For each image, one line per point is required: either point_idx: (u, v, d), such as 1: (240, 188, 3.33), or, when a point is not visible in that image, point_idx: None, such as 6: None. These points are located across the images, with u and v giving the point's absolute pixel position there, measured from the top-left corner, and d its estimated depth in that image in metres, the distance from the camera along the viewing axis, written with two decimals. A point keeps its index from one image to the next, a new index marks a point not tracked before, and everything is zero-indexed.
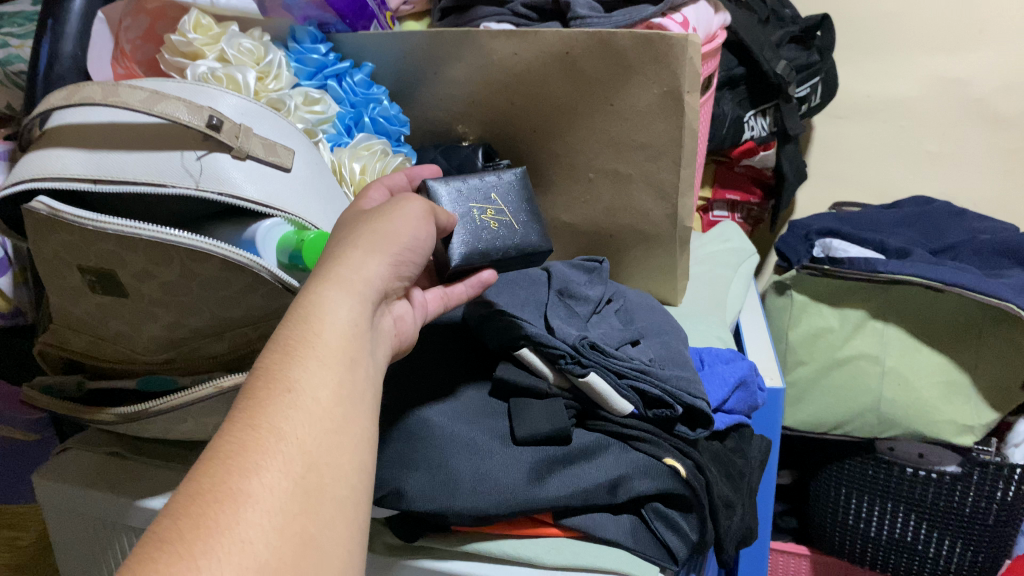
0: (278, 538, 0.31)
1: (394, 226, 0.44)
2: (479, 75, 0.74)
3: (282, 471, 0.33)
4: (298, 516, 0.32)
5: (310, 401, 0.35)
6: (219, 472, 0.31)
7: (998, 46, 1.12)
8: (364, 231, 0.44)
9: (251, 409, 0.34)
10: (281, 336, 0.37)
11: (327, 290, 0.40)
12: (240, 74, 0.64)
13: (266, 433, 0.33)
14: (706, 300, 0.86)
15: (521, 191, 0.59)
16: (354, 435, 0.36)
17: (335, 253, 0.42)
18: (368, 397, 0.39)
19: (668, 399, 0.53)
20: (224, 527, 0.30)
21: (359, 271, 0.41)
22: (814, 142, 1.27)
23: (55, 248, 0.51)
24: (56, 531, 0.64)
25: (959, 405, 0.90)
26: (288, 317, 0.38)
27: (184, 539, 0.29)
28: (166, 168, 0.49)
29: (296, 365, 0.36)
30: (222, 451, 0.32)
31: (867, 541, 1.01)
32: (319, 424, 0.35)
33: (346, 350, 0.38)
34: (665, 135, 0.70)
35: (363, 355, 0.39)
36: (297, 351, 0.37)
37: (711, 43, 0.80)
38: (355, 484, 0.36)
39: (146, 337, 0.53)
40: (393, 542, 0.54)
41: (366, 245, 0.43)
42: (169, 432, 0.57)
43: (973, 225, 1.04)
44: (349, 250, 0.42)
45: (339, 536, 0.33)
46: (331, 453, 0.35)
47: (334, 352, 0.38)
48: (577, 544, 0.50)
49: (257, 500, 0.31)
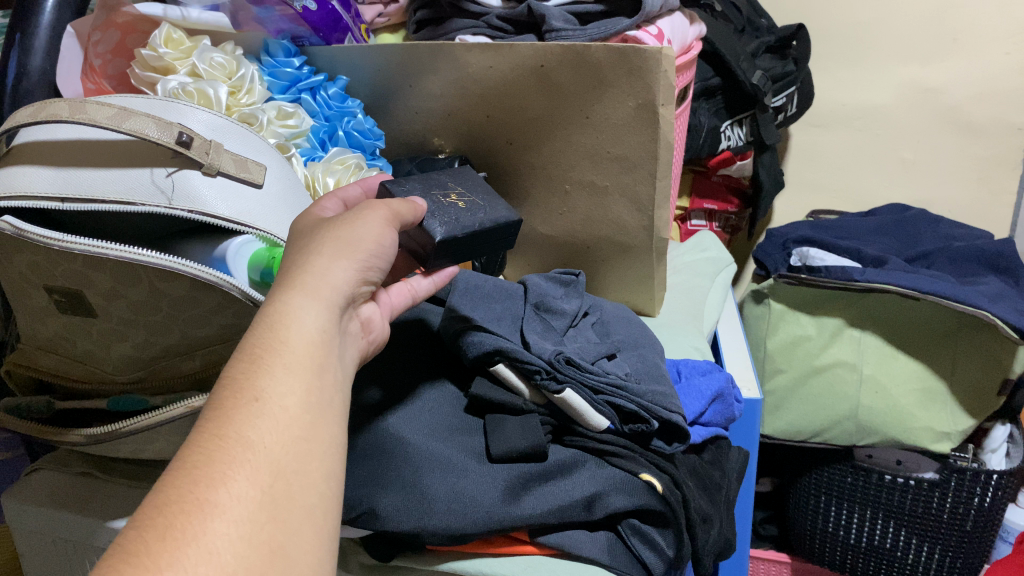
0: (246, 547, 0.30)
1: (357, 232, 0.44)
2: (454, 88, 0.74)
3: (250, 480, 0.32)
4: (266, 525, 0.31)
5: (277, 409, 0.35)
6: (185, 483, 0.31)
7: (971, 55, 1.13)
8: (326, 239, 0.43)
9: (216, 419, 0.33)
10: (246, 346, 0.37)
11: (293, 298, 0.39)
12: (211, 89, 0.63)
13: (232, 443, 0.33)
14: (684, 310, 0.86)
15: (475, 184, 0.61)
16: (324, 441, 0.36)
17: (298, 262, 0.42)
18: (337, 403, 0.38)
19: (643, 414, 0.53)
20: (191, 538, 0.29)
21: (326, 279, 0.41)
22: (791, 150, 1.28)
23: (21, 268, 0.50)
24: (25, 554, 0.63)
25: (935, 412, 0.91)
26: (254, 326, 0.38)
27: (149, 551, 0.28)
28: (135, 185, 0.49)
29: (263, 374, 0.35)
30: (186, 463, 0.32)
31: (847, 548, 1.02)
32: (288, 432, 0.34)
33: (313, 356, 0.38)
34: (641, 147, 0.70)
35: (332, 362, 0.39)
36: (263, 360, 0.36)
37: (686, 54, 0.80)
38: (325, 491, 0.35)
39: (115, 356, 0.52)
40: (367, 561, 0.54)
41: (330, 253, 0.42)
42: (140, 452, 0.57)
43: (948, 234, 1.04)
44: (313, 258, 0.42)
45: (308, 543, 0.33)
46: (299, 461, 0.34)
47: (301, 359, 0.37)
48: (554, 562, 0.50)
49: (224, 511, 0.30)
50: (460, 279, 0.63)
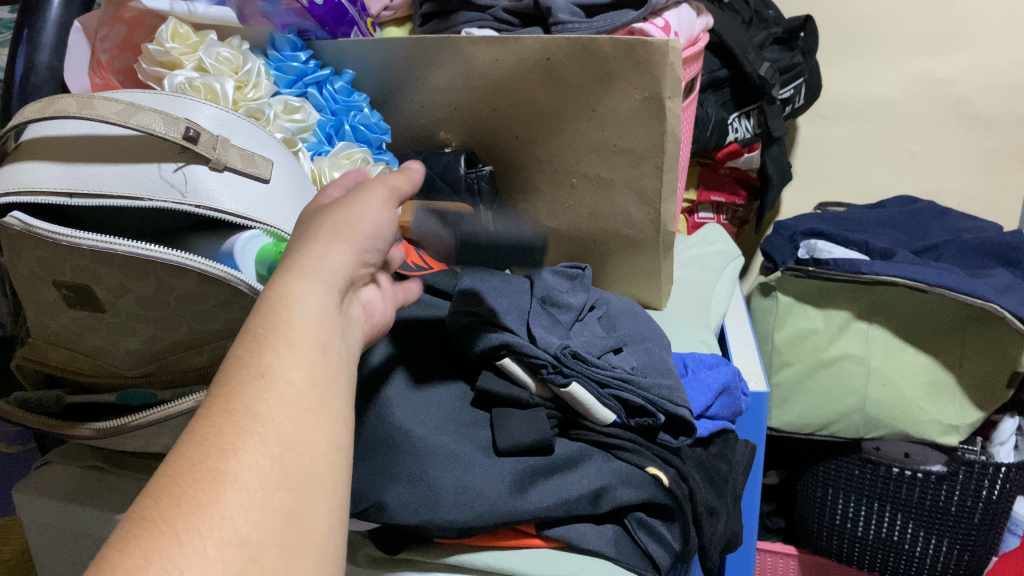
0: (260, 515, 0.30)
1: (355, 210, 0.44)
2: (460, 82, 0.74)
3: (260, 451, 0.32)
4: (277, 494, 0.31)
5: (284, 383, 0.35)
6: (196, 455, 0.31)
7: (981, 46, 1.12)
8: (327, 218, 0.43)
9: (224, 393, 0.33)
10: (251, 324, 0.37)
11: (296, 278, 0.39)
12: (218, 84, 0.63)
13: (241, 416, 0.33)
14: (691, 304, 0.86)
15: None
16: (332, 413, 0.36)
17: (300, 242, 0.42)
18: (344, 378, 0.38)
19: (650, 407, 0.53)
20: (204, 506, 0.29)
21: (328, 258, 0.41)
22: (799, 142, 1.28)
23: (30, 264, 0.50)
24: (36, 547, 0.63)
25: (943, 406, 0.91)
26: (257, 307, 0.38)
27: (163, 520, 0.28)
28: (144, 181, 0.49)
29: (268, 351, 0.35)
30: (196, 436, 0.32)
31: (854, 541, 1.02)
32: (296, 404, 0.34)
33: (318, 333, 0.38)
34: (647, 141, 0.70)
35: (337, 338, 0.39)
36: (269, 336, 0.36)
37: (693, 46, 0.80)
38: (334, 462, 0.35)
39: (124, 351, 0.53)
40: (375, 554, 0.54)
41: (330, 230, 0.42)
42: (149, 446, 0.57)
43: (956, 226, 1.04)
44: (314, 237, 0.42)
45: (319, 511, 0.33)
46: (308, 432, 0.34)
47: (306, 335, 0.37)
48: (560, 555, 0.50)
49: (235, 480, 0.30)
50: (466, 276, 0.63)
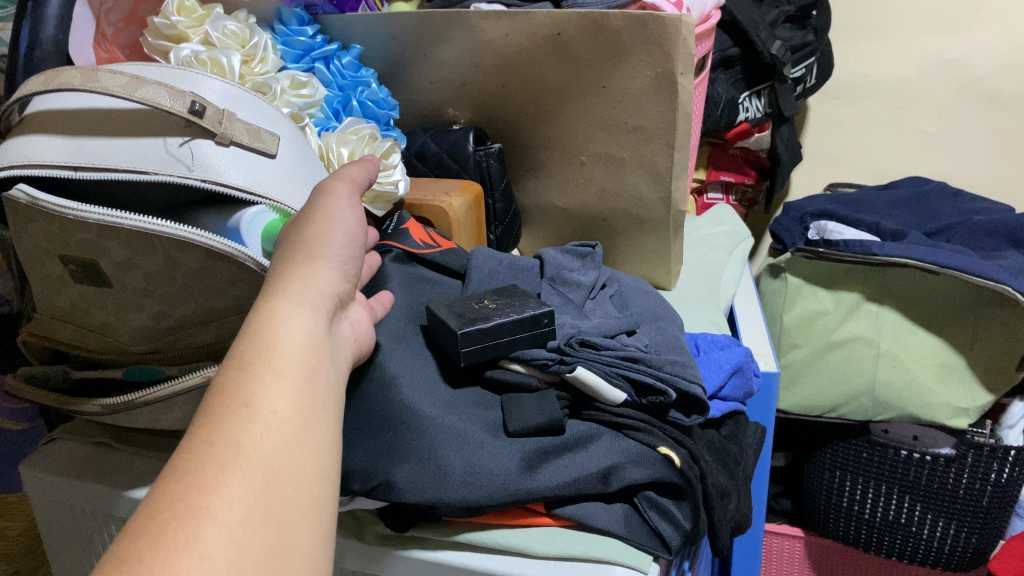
0: (241, 549, 0.30)
1: (333, 232, 0.44)
2: (468, 58, 0.73)
3: (243, 485, 0.32)
4: (260, 528, 0.31)
5: (268, 413, 0.34)
6: (177, 489, 0.30)
7: (995, 25, 1.10)
8: (307, 243, 0.43)
9: (206, 426, 0.33)
10: (235, 353, 0.37)
11: (280, 305, 0.39)
12: (225, 57, 0.61)
13: (223, 448, 0.32)
14: (700, 284, 0.85)
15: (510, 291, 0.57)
16: (317, 441, 0.36)
17: (282, 269, 0.42)
18: (329, 405, 0.38)
19: (660, 385, 0.52)
20: (184, 543, 0.29)
21: (309, 285, 0.41)
22: (809, 123, 1.26)
23: (36, 237, 0.50)
24: (44, 524, 0.63)
25: (954, 388, 0.89)
26: (241, 334, 0.38)
27: (143, 558, 0.28)
28: (148, 154, 0.48)
29: (252, 380, 0.35)
30: (178, 471, 0.31)
31: (861, 523, 1.01)
32: (279, 435, 0.34)
33: (303, 358, 0.38)
34: (659, 118, 0.69)
35: (323, 364, 0.39)
36: (253, 365, 0.36)
37: (705, 23, 0.79)
38: (319, 491, 0.35)
39: (130, 327, 0.52)
40: (384, 532, 0.53)
41: (310, 257, 0.42)
42: (156, 423, 0.57)
43: (969, 207, 1.03)
44: (296, 263, 0.42)
45: (303, 544, 0.33)
46: (292, 462, 0.34)
47: (290, 363, 0.37)
48: (571, 534, 0.50)
49: (216, 516, 0.30)
50: (473, 263, 0.63)
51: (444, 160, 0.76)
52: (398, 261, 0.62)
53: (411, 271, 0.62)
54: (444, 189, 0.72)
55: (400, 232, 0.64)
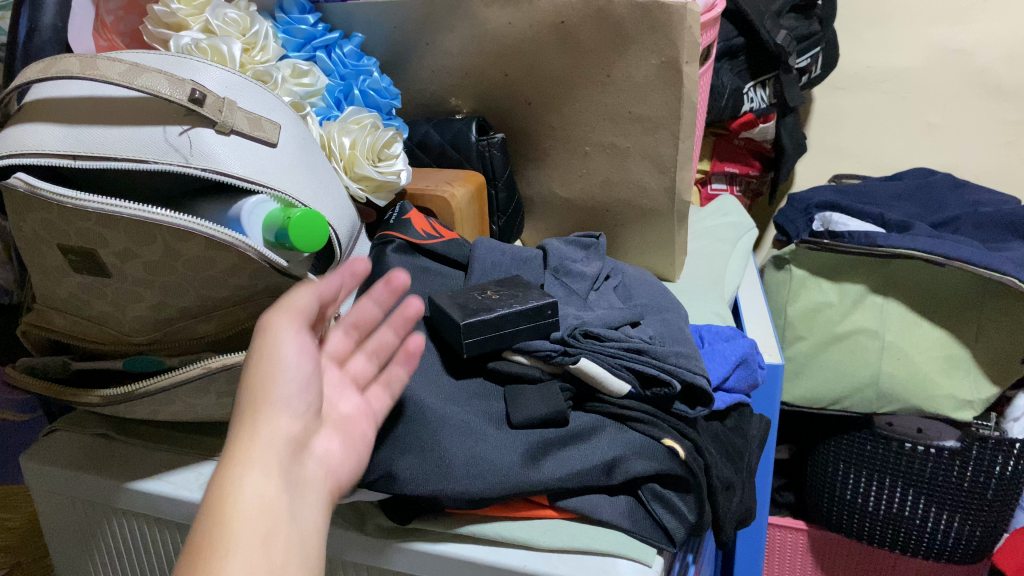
0: None
1: (282, 367, 0.40)
2: (471, 46, 0.73)
3: None
4: None
5: None
6: None
7: (1002, 15, 1.10)
8: (254, 387, 0.40)
9: None
10: (192, 533, 0.35)
11: (234, 471, 0.37)
12: (225, 45, 0.61)
13: None
14: (705, 275, 0.84)
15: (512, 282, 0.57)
16: None
17: (235, 423, 0.39)
18: (299, 560, 0.37)
19: (664, 376, 0.52)
20: None
21: (260, 439, 0.39)
22: (813, 113, 1.26)
23: (35, 227, 0.49)
24: (45, 518, 0.63)
25: (958, 380, 0.89)
26: (198, 515, 0.36)
27: None
28: (148, 143, 0.48)
29: (214, 561, 0.34)
30: None
31: (865, 516, 1.01)
32: None
33: (264, 522, 0.36)
34: (664, 107, 0.69)
35: (286, 521, 0.37)
36: (214, 545, 0.35)
37: (710, 11, 0.78)
38: None
39: (131, 318, 0.52)
40: (386, 524, 0.52)
41: (259, 403, 0.39)
42: (157, 414, 0.56)
43: (974, 199, 1.02)
44: (246, 413, 0.39)
45: None
46: None
47: (249, 532, 0.36)
48: (574, 526, 0.49)
49: None
50: (477, 254, 0.63)
51: (447, 151, 0.75)
52: (400, 252, 0.61)
53: (414, 261, 0.61)
54: (447, 179, 0.72)
55: (402, 223, 0.64)
